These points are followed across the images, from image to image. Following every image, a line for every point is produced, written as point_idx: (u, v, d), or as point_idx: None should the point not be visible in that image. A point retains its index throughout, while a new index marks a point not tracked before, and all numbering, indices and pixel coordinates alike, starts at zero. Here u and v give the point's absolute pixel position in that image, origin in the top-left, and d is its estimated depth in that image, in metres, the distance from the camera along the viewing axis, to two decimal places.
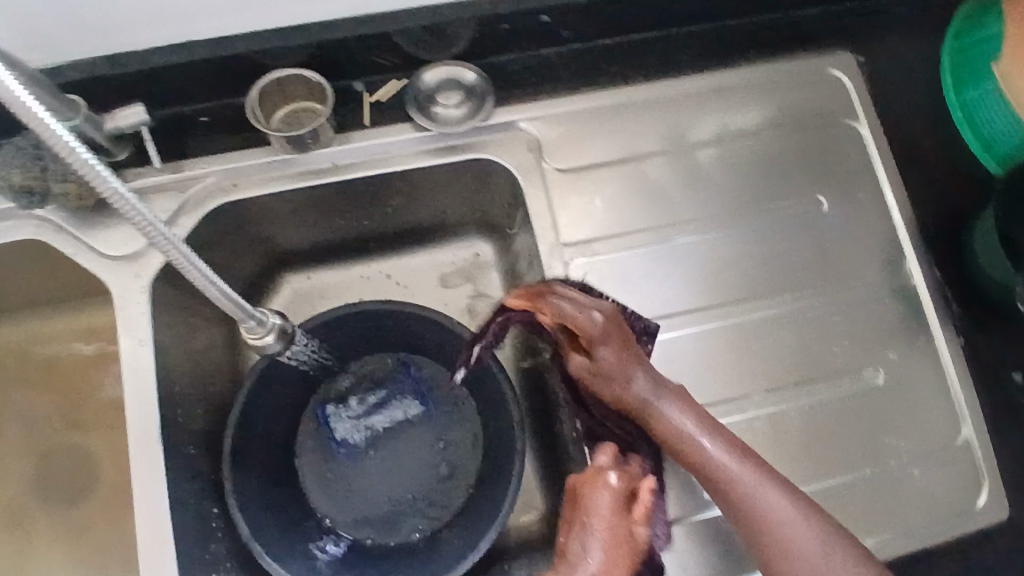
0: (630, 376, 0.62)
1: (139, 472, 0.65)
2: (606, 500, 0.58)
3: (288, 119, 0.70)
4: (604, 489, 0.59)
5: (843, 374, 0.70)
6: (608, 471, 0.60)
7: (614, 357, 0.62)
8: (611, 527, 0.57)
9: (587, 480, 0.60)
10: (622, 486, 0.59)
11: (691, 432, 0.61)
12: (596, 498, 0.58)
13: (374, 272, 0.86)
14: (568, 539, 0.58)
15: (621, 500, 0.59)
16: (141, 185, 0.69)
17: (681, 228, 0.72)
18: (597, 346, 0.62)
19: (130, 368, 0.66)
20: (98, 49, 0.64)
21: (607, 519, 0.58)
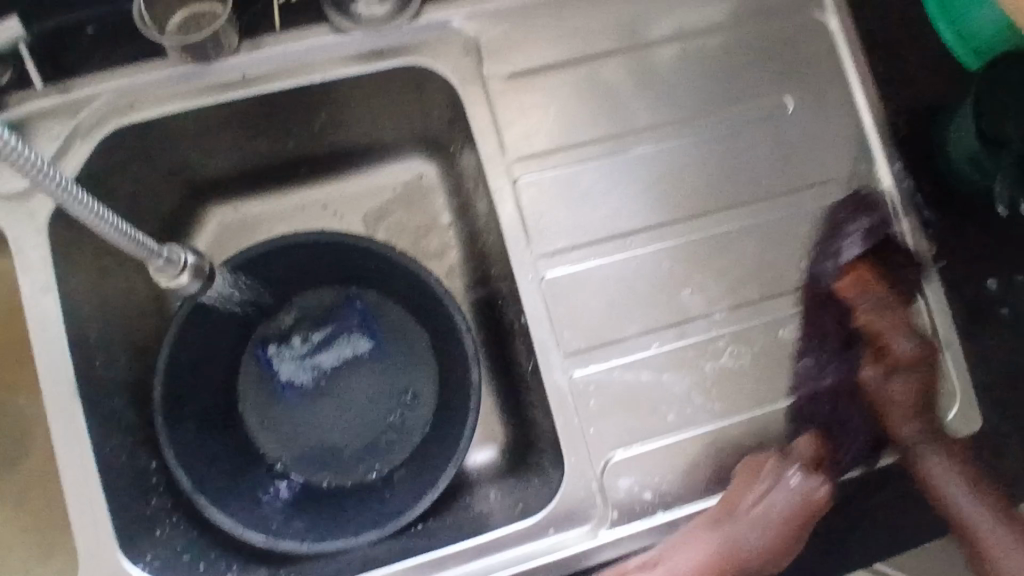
0: (904, 412, 0.61)
1: (56, 431, 0.59)
2: (788, 499, 0.59)
3: (184, 26, 0.61)
4: (784, 488, 0.60)
5: (811, 288, 0.66)
6: (801, 465, 0.61)
7: (904, 379, 0.62)
8: (780, 521, 0.59)
9: (739, 491, 0.60)
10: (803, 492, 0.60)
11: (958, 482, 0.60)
12: (767, 493, 0.59)
13: (309, 201, 0.79)
14: (736, 492, 0.60)
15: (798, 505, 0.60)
16: (23, 112, 0.59)
17: (638, 136, 0.66)
18: (896, 360, 0.62)
19: (32, 318, 0.59)
20: None
21: (782, 520, 0.59)
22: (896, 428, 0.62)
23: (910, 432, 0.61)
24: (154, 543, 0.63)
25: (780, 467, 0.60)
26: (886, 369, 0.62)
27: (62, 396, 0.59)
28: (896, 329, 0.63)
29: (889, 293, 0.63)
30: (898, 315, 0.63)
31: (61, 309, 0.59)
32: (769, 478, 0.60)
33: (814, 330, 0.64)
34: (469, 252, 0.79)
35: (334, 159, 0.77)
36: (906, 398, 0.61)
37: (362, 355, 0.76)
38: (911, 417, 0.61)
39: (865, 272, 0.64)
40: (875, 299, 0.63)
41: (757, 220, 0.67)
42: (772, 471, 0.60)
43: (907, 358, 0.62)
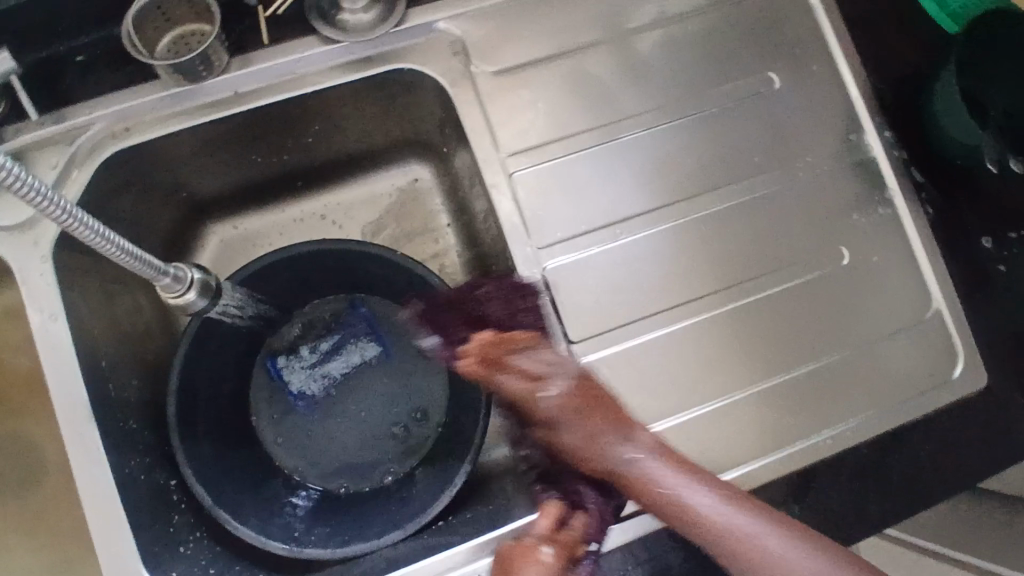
0: (592, 442, 0.58)
1: (76, 457, 0.59)
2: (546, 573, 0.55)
3: (174, 48, 0.62)
4: (535, 570, 0.55)
5: (808, 259, 0.67)
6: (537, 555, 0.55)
7: (565, 403, 0.59)
8: None
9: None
10: (555, 561, 0.55)
11: (668, 478, 0.56)
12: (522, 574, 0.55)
13: (307, 213, 0.81)
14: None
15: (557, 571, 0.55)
16: (19, 144, 0.60)
17: (628, 123, 0.67)
18: (561, 422, 0.59)
19: (42, 346, 0.59)
20: None
21: None
22: (590, 458, 0.59)
23: (609, 462, 0.58)
24: (180, 560, 0.63)
25: (527, 548, 0.56)
26: (553, 421, 0.60)
27: (78, 422, 0.59)
28: (539, 380, 0.60)
29: (527, 334, 0.61)
30: (536, 361, 0.60)
31: (71, 335, 0.60)
32: (526, 556, 0.56)
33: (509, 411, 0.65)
34: (468, 251, 0.80)
35: (328, 169, 0.79)
36: (583, 434, 0.58)
37: (371, 360, 0.77)
38: (593, 435, 0.58)
39: (484, 345, 0.61)
40: (512, 358, 0.60)
41: (749, 197, 0.67)
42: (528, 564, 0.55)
43: (559, 399, 0.59)
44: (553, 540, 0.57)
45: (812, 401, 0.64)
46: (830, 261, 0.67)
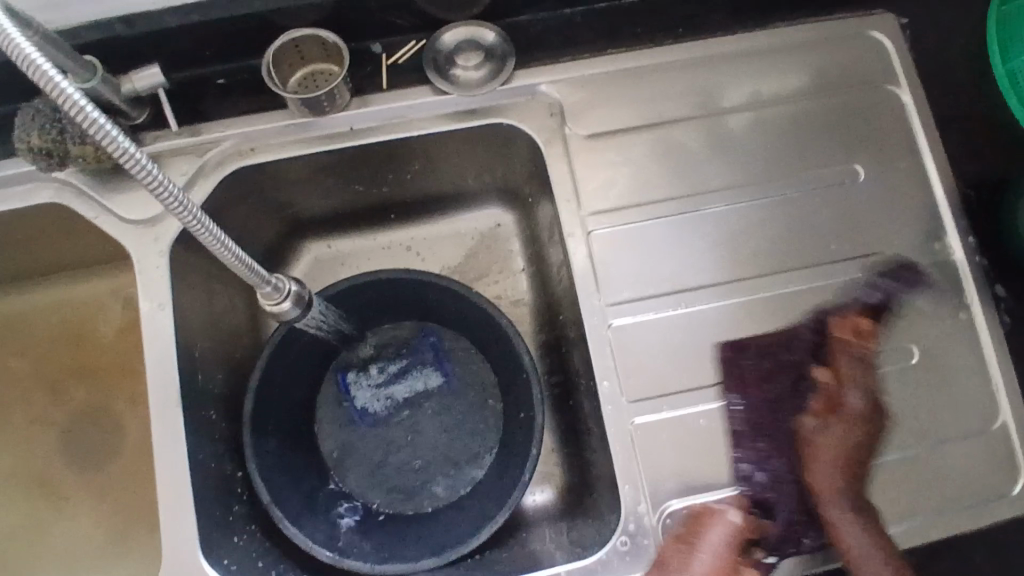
0: (845, 448, 0.62)
1: (160, 437, 0.65)
2: (723, 537, 0.59)
3: (304, 82, 0.68)
4: (722, 533, 0.60)
5: (878, 352, 0.67)
6: (727, 533, 0.60)
7: (842, 429, 0.62)
8: (712, 561, 0.59)
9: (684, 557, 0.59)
10: (743, 526, 0.60)
11: (870, 537, 0.59)
12: (711, 532, 0.59)
13: (395, 242, 0.87)
14: (687, 526, 0.61)
15: (741, 544, 0.60)
16: (157, 149, 0.67)
17: (711, 197, 0.69)
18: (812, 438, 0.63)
19: (147, 330, 0.66)
20: (114, 9, 0.61)
21: (715, 558, 0.59)
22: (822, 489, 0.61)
23: (841, 506, 0.60)
24: (232, 548, 0.67)
25: (722, 509, 0.61)
26: (814, 441, 0.63)
27: (168, 403, 0.65)
28: (867, 384, 0.63)
29: (876, 351, 0.65)
30: (869, 376, 0.64)
31: (174, 325, 0.66)
32: (717, 514, 0.61)
33: (735, 384, 0.65)
34: (541, 297, 0.83)
35: (420, 204, 0.84)
36: (841, 453, 0.61)
37: (433, 389, 0.81)
38: (836, 470, 0.61)
39: (861, 323, 0.65)
40: (851, 354, 0.64)
41: (821, 283, 0.68)
42: (718, 538, 0.59)
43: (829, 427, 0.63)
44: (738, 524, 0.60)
45: (868, 496, 0.63)
46: (901, 357, 0.67)
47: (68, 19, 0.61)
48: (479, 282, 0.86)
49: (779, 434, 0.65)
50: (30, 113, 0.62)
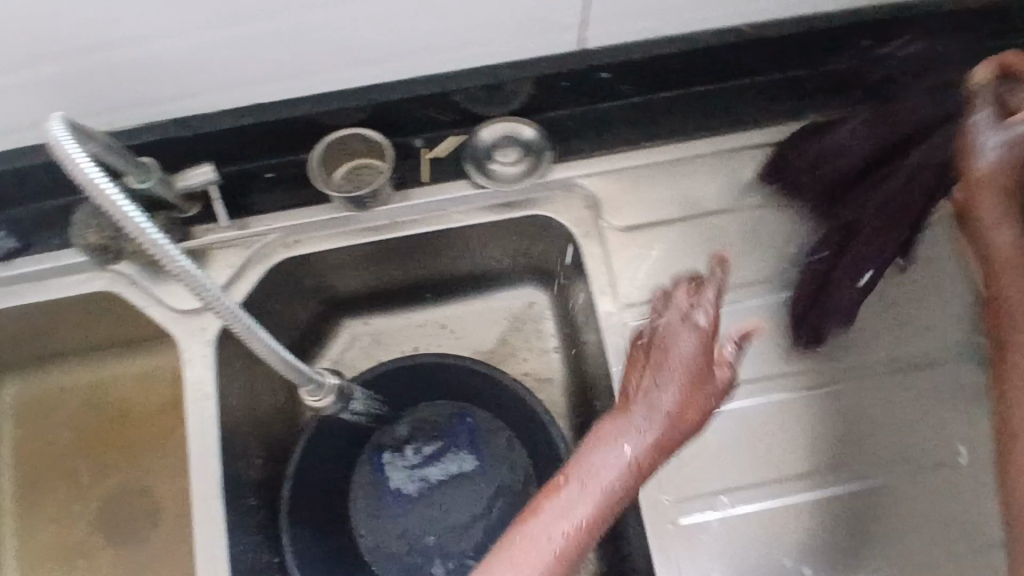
0: (1005, 158, 0.60)
1: (201, 530, 0.65)
2: (687, 351, 0.53)
3: (348, 176, 0.70)
4: (680, 342, 0.53)
5: (919, 447, 0.66)
6: (689, 343, 0.53)
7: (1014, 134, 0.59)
8: (682, 377, 0.52)
9: (635, 383, 0.54)
10: (710, 328, 0.53)
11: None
12: (671, 339, 0.53)
13: (430, 319, 0.88)
14: (640, 352, 0.56)
15: (707, 349, 0.53)
16: (206, 244, 0.69)
17: (749, 288, 0.70)
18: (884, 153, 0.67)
19: (193, 420, 0.67)
20: (172, 113, 0.64)
21: (691, 375, 0.52)
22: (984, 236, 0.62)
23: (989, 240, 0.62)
24: None
25: (679, 306, 0.55)
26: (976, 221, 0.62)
27: (209, 493, 0.66)
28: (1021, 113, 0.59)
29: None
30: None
31: (217, 414, 0.67)
32: (672, 315, 0.54)
33: (866, 143, 0.67)
34: (574, 376, 0.83)
35: (456, 283, 0.86)
36: (1004, 160, 0.60)
37: (468, 473, 0.80)
38: (1000, 200, 0.60)
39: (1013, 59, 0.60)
40: (998, 92, 0.60)
41: (856, 376, 0.68)
42: (655, 347, 0.54)
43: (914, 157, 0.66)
44: (677, 312, 0.54)
45: None
46: (942, 455, 0.66)
47: (129, 122, 0.64)
48: (513, 359, 0.87)
49: (862, 192, 0.68)
50: (89, 211, 0.65)
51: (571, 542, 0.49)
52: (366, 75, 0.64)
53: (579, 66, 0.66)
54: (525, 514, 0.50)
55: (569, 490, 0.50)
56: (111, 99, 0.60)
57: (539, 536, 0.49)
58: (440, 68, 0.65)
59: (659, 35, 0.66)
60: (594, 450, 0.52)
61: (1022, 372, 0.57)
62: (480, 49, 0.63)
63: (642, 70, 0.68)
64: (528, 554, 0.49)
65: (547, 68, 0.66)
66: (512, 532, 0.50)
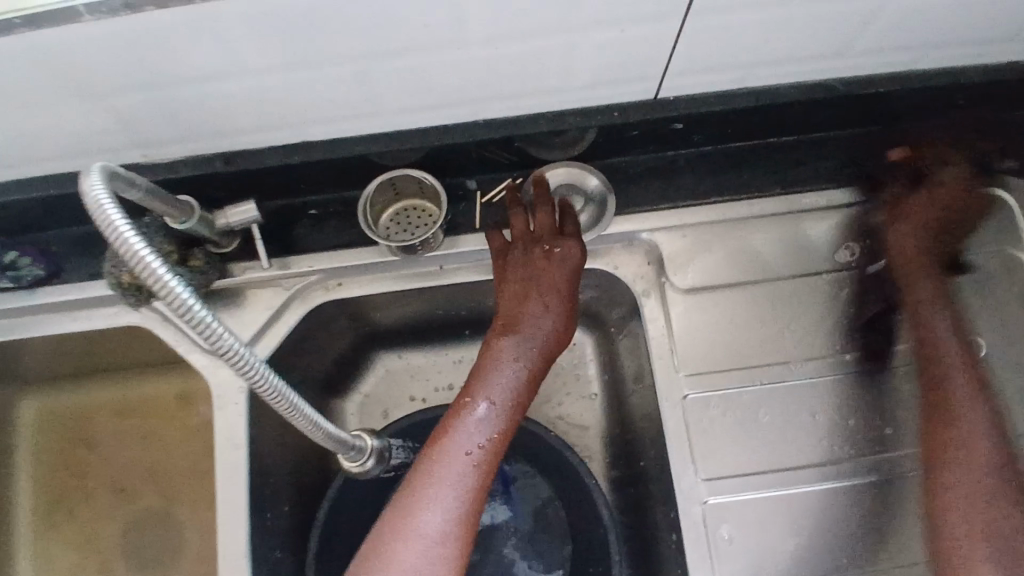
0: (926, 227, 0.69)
1: None
2: (565, 274, 0.65)
3: (397, 218, 0.67)
4: (557, 260, 0.64)
5: None
6: (566, 266, 0.65)
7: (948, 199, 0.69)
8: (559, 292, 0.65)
9: (514, 309, 0.65)
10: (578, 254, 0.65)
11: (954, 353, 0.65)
12: (557, 265, 0.64)
13: (467, 356, 0.84)
14: (507, 246, 0.66)
15: (572, 272, 0.65)
16: (244, 282, 0.66)
17: (821, 363, 0.65)
18: (918, 205, 0.69)
19: (223, 472, 0.63)
20: (214, 147, 0.60)
21: (569, 291, 0.65)
22: (917, 313, 0.67)
23: (940, 313, 0.66)
24: None
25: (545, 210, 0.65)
26: (919, 303, 0.67)
27: (236, 552, 0.62)
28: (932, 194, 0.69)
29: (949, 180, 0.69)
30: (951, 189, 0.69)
31: (248, 467, 0.63)
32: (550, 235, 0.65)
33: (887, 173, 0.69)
34: (614, 425, 0.79)
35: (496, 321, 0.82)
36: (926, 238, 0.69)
37: (501, 525, 0.76)
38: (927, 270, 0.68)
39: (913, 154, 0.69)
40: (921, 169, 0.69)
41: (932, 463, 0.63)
42: (529, 272, 0.64)
43: (925, 200, 0.69)
44: (563, 246, 0.65)
45: None
46: None
47: (169, 155, 0.60)
48: (550, 401, 0.83)
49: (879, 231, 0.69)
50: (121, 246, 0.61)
51: (487, 453, 0.58)
52: (424, 118, 0.59)
53: (652, 116, 0.61)
54: (441, 436, 0.59)
55: (478, 409, 0.60)
56: (151, 133, 0.56)
57: (455, 449, 0.58)
58: (504, 112, 0.60)
59: (744, 86, 0.61)
60: (490, 371, 0.62)
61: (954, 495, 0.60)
62: (551, 96, 0.58)
63: (719, 120, 0.63)
64: (452, 464, 0.57)
65: (618, 117, 0.61)
66: (432, 453, 0.58)
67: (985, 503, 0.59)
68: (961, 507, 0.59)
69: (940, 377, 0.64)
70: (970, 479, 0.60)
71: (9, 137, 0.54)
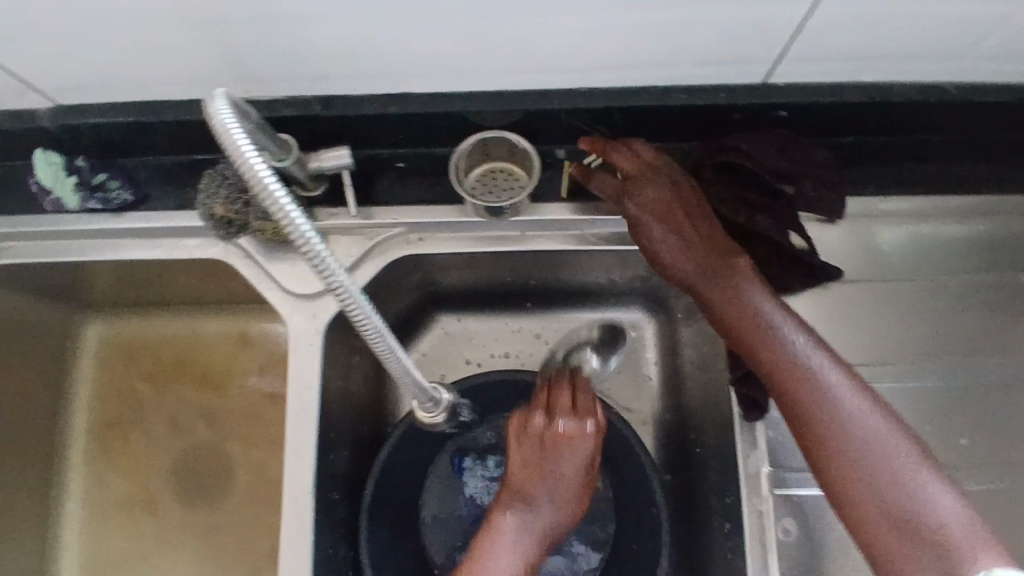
0: (654, 204, 0.60)
1: (288, 529, 0.61)
2: (579, 463, 0.61)
3: (482, 180, 0.67)
4: (567, 451, 0.61)
5: None
6: (578, 454, 0.62)
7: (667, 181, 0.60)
8: (570, 482, 0.61)
9: (520, 486, 0.61)
10: (591, 435, 0.62)
11: (788, 339, 0.54)
12: (569, 454, 0.62)
13: (525, 326, 0.84)
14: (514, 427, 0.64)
15: (584, 462, 0.62)
16: (327, 227, 0.65)
17: (884, 370, 0.68)
18: (662, 227, 0.60)
19: (295, 410, 0.63)
20: (321, 91, 0.61)
21: (582, 478, 0.62)
22: (738, 318, 0.57)
23: (752, 303, 0.57)
24: None
25: (563, 401, 0.63)
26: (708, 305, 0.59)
27: (302, 489, 0.62)
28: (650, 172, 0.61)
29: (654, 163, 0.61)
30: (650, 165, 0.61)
31: (319, 406, 0.64)
32: (565, 414, 0.63)
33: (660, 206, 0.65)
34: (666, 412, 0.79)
35: (557, 294, 0.81)
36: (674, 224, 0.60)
37: None
38: (688, 258, 0.60)
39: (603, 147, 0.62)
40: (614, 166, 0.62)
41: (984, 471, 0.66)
42: (540, 456, 0.61)
43: (662, 201, 0.60)
44: (575, 427, 0.62)
45: None
46: None
47: (278, 93, 0.61)
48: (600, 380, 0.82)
49: (662, 235, 0.60)
50: (216, 178, 0.61)
51: None
52: (532, 81, 0.60)
53: (757, 100, 0.61)
54: None
55: None
56: (268, 67, 0.57)
57: None
58: (610, 81, 0.60)
59: (850, 81, 0.60)
60: (489, 554, 0.58)
61: (847, 466, 0.48)
62: (661, 69, 0.58)
63: (820, 115, 0.62)
64: None
65: (723, 99, 0.61)
66: None
67: (870, 464, 0.47)
68: (858, 500, 0.47)
69: (766, 369, 0.54)
70: (858, 452, 0.48)
71: (132, 56, 0.55)
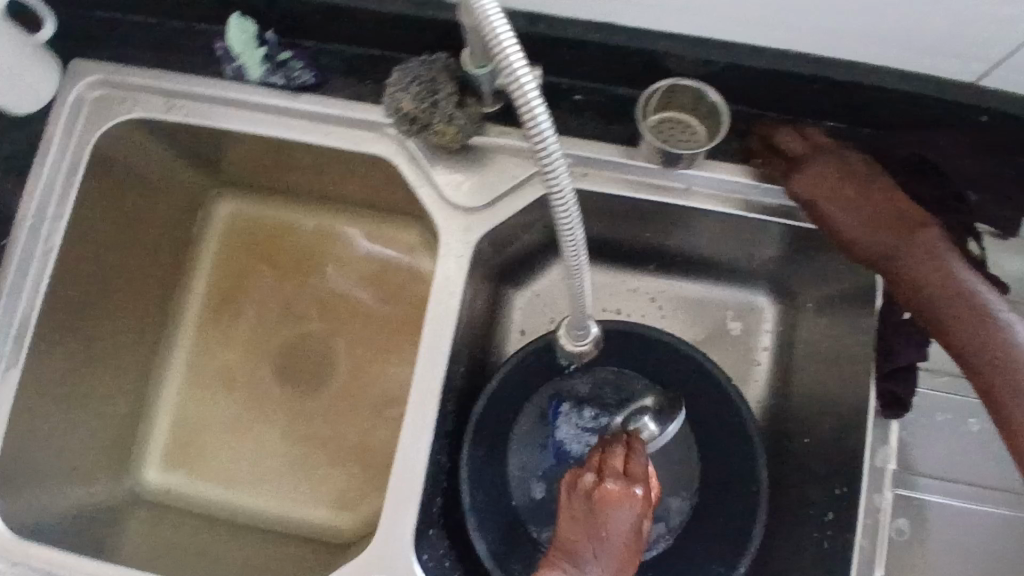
0: (831, 172, 0.62)
1: (412, 422, 0.64)
2: (624, 529, 0.56)
3: (658, 127, 0.66)
4: (611, 515, 0.56)
5: None
6: (622, 518, 0.56)
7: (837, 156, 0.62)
8: (614, 547, 0.56)
9: (565, 544, 0.58)
10: (638, 502, 0.57)
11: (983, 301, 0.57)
12: (615, 517, 0.56)
13: (641, 288, 0.82)
14: (567, 484, 0.60)
15: (629, 528, 0.57)
16: (493, 145, 0.66)
17: None
18: (840, 198, 0.61)
19: (436, 313, 0.66)
20: (532, 6, 0.62)
21: (626, 543, 0.56)
22: (927, 284, 0.59)
23: (946, 267, 0.58)
24: (428, 542, 0.68)
25: (616, 463, 0.59)
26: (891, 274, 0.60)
27: (430, 389, 0.65)
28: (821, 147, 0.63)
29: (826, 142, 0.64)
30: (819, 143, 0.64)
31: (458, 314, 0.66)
32: (613, 476, 0.58)
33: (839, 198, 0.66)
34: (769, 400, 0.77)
35: (686, 264, 0.78)
36: (855, 193, 0.61)
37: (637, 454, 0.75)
38: (871, 226, 0.60)
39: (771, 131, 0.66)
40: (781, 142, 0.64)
41: None
42: (586, 518, 0.57)
43: (840, 172, 0.61)
44: (619, 490, 0.57)
45: None
46: None
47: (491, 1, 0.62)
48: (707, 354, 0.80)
49: (841, 205, 0.61)
50: (407, 74, 0.62)
51: None
52: (741, 36, 0.60)
53: (957, 99, 0.61)
54: None
55: None
56: None
57: None
58: (817, 51, 0.61)
59: None
60: None
61: None
62: (876, 47, 0.58)
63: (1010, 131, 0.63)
64: None
65: (925, 90, 0.61)
66: None
67: None
68: None
69: (962, 332, 0.57)
70: None
71: None
